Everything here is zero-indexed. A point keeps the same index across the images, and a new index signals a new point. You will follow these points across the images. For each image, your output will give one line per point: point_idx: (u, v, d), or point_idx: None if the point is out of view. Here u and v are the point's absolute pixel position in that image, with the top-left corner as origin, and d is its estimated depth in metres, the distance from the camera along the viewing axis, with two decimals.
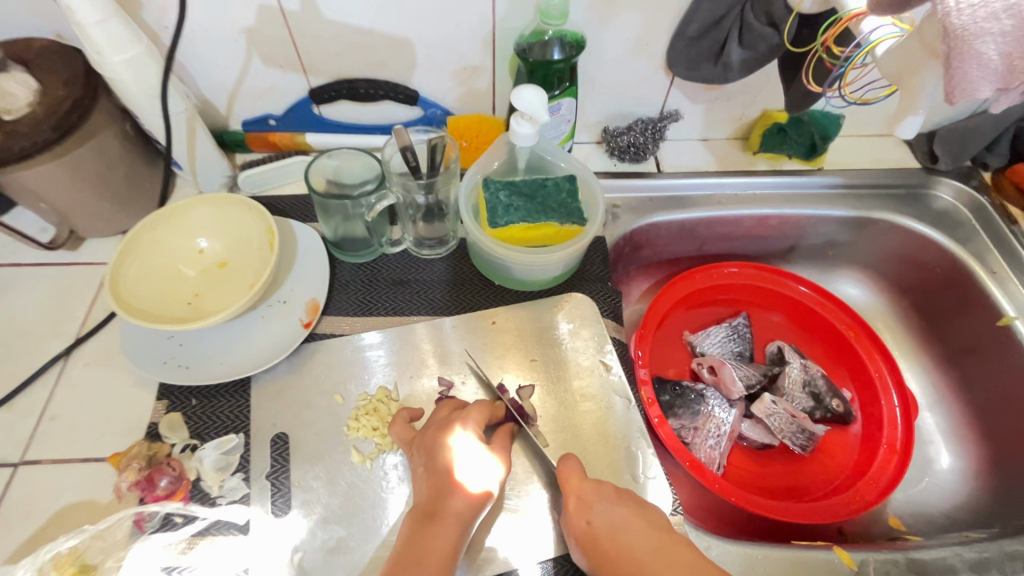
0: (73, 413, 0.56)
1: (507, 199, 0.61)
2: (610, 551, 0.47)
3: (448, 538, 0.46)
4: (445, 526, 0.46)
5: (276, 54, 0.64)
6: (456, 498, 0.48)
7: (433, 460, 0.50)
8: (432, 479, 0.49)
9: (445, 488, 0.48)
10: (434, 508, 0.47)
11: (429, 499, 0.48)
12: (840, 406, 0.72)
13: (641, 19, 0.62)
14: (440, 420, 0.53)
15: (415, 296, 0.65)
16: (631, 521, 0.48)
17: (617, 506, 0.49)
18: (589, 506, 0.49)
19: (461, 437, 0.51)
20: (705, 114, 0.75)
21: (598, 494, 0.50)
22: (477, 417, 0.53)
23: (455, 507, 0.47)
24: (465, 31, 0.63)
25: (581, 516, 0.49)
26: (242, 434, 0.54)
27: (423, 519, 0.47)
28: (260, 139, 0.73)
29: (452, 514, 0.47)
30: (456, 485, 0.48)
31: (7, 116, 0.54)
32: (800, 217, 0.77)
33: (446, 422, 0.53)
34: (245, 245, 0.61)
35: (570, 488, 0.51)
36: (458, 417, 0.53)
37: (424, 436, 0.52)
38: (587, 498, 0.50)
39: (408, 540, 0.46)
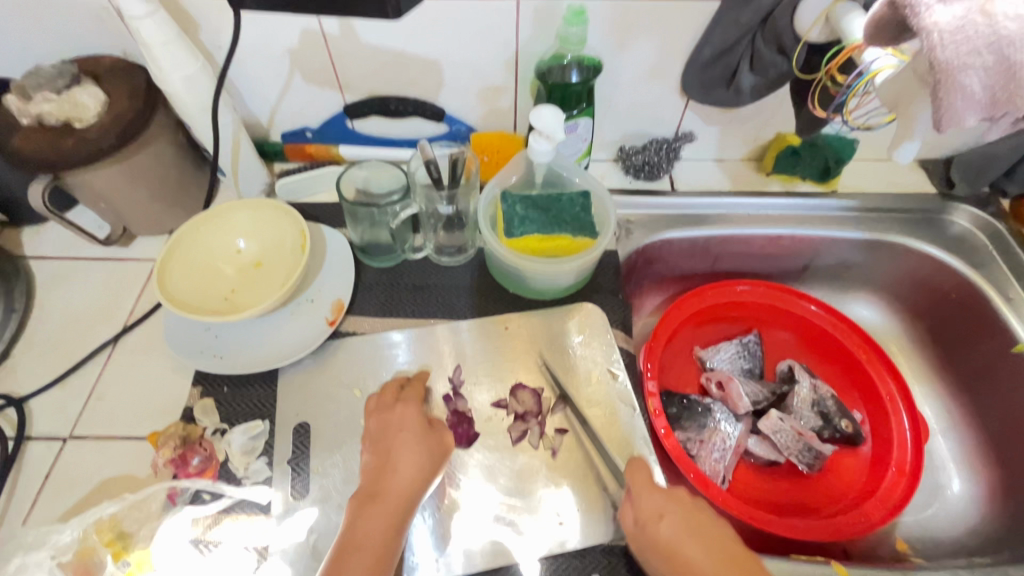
0: (118, 395, 0.61)
1: (523, 211, 0.64)
2: (674, 548, 0.48)
3: (391, 515, 0.49)
4: (386, 505, 0.49)
5: (316, 73, 0.70)
6: (393, 479, 0.51)
7: (381, 444, 0.53)
8: (374, 465, 0.52)
9: (383, 470, 0.51)
10: (373, 490, 0.50)
11: (371, 481, 0.51)
12: (849, 427, 0.73)
13: (657, 45, 0.66)
14: (381, 404, 0.57)
15: (434, 300, 0.69)
16: (701, 524, 0.49)
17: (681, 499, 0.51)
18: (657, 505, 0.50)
19: (404, 417, 0.55)
20: (720, 135, 0.78)
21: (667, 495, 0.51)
22: (415, 398, 0.57)
23: (395, 488, 0.50)
24: (490, 54, 0.67)
25: (648, 510, 0.50)
26: (268, 421, 0.58)
27: (365, 499, 0.50)
28: (296, 150, 0.78)
29: (393, 497, 0.50)
30: (399, 462, 0.52)
31: (78, 124, 0.60)
32: (812, 238, 0.79)
33: (386, 405, 0.56)
34: (278, 247, 0.66)
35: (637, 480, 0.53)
36: (396, 400, 0.57)
37: (370, 421, 0.56)
38: (655, 496, 0.51)
39: (352, 518, 0.49)
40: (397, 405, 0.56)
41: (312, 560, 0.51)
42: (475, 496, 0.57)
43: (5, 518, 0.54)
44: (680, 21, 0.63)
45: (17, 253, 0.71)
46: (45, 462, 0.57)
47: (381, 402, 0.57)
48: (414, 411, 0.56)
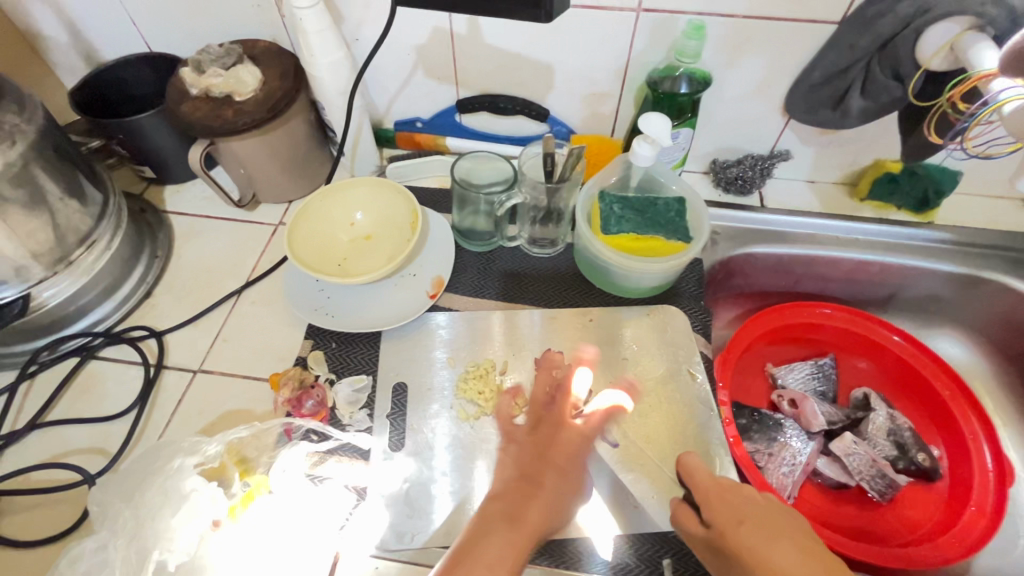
0: (241, 339, 0.68)
1: (620, 210, 0.68)
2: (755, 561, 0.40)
3: (523, 546, 0.44)
4: (520, 533, 0.45)
5: (437, 68, 0.76)
6: (535, 504, 0.47)
7: (537, 469, 0.50)
8: (513, 481, 0.49)
9: (526, 489, 0.48)
10: (516, 513, 0.46)
11: (508, 497, 0.48)
12: (927, 461, 0.72)
13: (766, 64, 0.68)
14: (545, 417, 0.55)
15: (524, 288, 0.73)
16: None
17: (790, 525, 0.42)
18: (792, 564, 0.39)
19: (566, 443, 0.52)
20: (815, 157, 0.79)
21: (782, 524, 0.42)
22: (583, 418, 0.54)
23: (534, 515, 0.46)
24: (600, 62, 0.71)
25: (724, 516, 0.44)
26: (371, 376, 0.64)
27: (499, 517, 0.46)
28: (407, 138, 0.84)
29: (530, 524, 0.45)
30: (544, 489, 0.48)
31: (238, 97, 0.68)
32: (903, 267, 0.78)
33: (555, 424, 0.53)
34: (389, 223, 0.72)
35: (707, 483, 0.47)
36: (548, 414, 0.55)
37: (536, 438, 0.53)
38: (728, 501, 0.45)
39: (477, 530, 0.45)
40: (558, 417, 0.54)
41: (405, 506, 0.56)
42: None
43: (142, 433, 0.61)
44: (792, 42, 0.65)
45: (160, 207, 0.81)
46: (178, 391, 0.64)
47: (550, 422, 0.54)
48: (576, 438, 0.52)
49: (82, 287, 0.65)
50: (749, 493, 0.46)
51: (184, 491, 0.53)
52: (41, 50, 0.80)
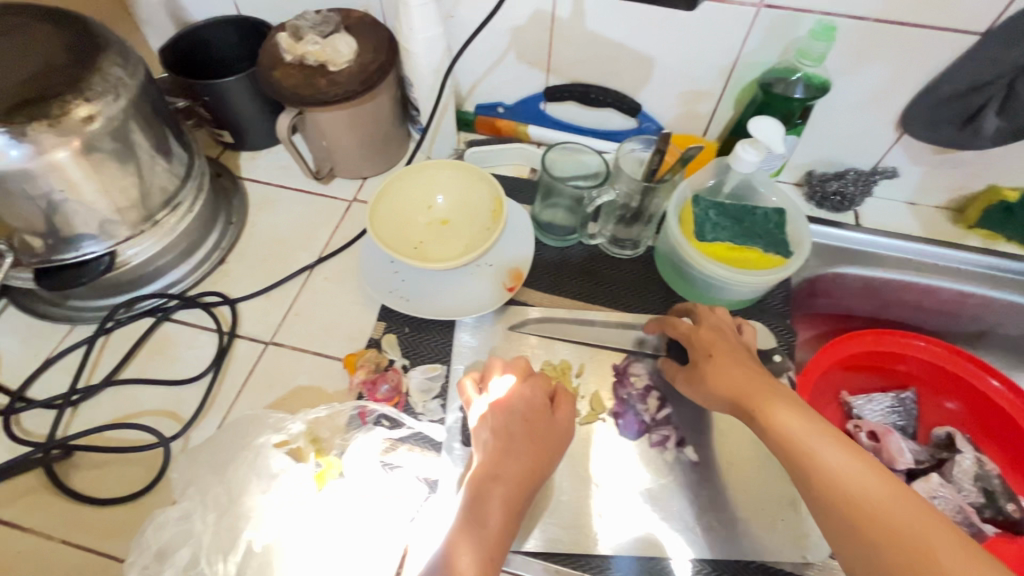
0: (313, 313, 0.67)
1: (715, 217, 0.64)
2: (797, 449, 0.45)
3: (510, 500, 0.49)
4: (506, 491, 0.50)
5: (530, 53, 0.73)
6: (514, 465, 0.51)
7: (506, 426, 0.53)
8: (492, 444, 0.52)
9: (501, 454, 0.51)
10: (500, 473, 0.50)
11: (488, 462, 0.51)
12: (1015, 512, 0.67)
13: (891, 74, 0.63)
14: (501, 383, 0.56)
15: (603, 289, 0.70)
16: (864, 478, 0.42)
17: (733, 348, 0.55)
18: (721, 369, 0.53)
19: (529, 404, 0.55)
20: (923, 178, 0.74)
21: (730, 351, 0.54)
22: (541, 384, 0.57)
23: (516, 474, 0.51)
24: (708, 59, 0.68)
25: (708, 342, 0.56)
26: (445, 366, 0.62)
27: (486, 479, 0.50)
28: (487, 122, 0.81)
29: (516, 484, 0.50)
30: (517, 451, 0.52)
31: (333, 68, 0.67)
32: (1006, 303, 0.73)
33: (514, 388, 0.56)
34: (469, 209, 0.70)
35: (685, 328, 0.59)
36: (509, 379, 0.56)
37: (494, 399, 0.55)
38: (715, 340, 0.56)
39: (473, 498, 0.49)
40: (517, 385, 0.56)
41: None
42: (603, 470, 0.59)
43: (213, 401, 0.61)
44: (925, 52, 0.60)
45: (235, 173, 0.80)
46: (249, 361, 0.63)
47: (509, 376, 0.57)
48: (540, 399, 0.56)
49: (163, 247, 0.65)
50: (709, 324, 0.58)
51: (273, 471, 0.52)
52: (132, 6, 0.80)
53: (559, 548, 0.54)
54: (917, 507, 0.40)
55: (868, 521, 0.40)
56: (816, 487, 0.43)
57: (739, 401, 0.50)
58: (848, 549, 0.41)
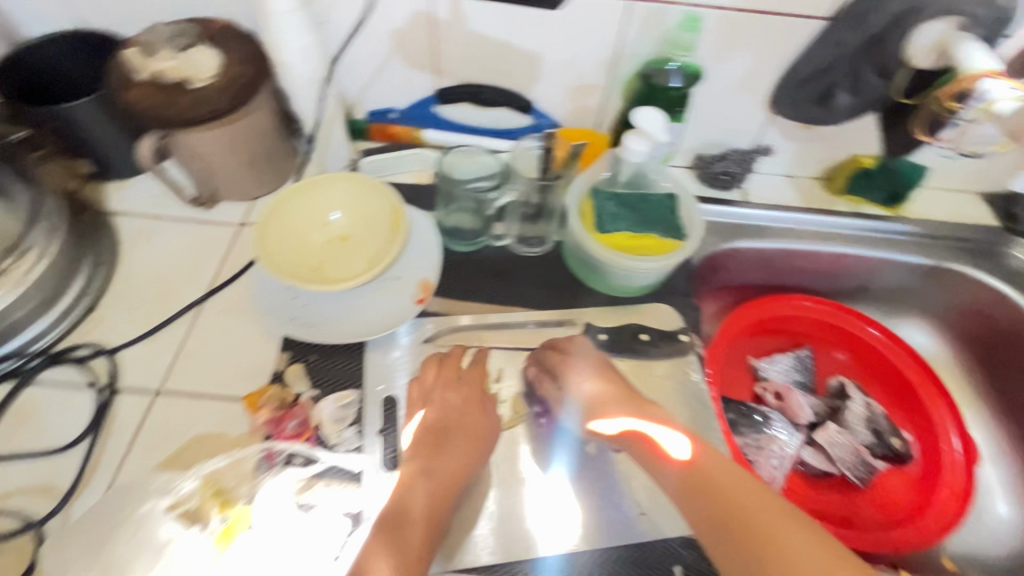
0: (208, 353, 0.61)
1: (614, 208, 0.66)
2: (702, 474, 0.49)
3: (439, 495, 0.52)
4: (437, 483, 0.53)
5: (415, 55, 0.71)
6: (446, 459, 0.54)
7: (440, 423, 0.57)
8: (426, 440, 0.56)
9: (434, 449, 0.55)
10: (433, 466, 0.54)
11: (419, 459, 0.54)
12: (901, 445, 0.76)
13: (756, 59, 0.67)
14: (435, 381, 0.60)
15: (514, 290, 0.70)
16: (756, 492, 0.47)
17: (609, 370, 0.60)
18: (576, 372, 0.60)
19: (463, 403, 0.59)
20: (797, 152, 0.79)
21: (588, 360, 0.61)
22: (477, 379, 0.62)
23: (448, 467, 0.54)
24: (590, 53, 0.69)
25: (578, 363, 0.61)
26: (359, 391, 0.59)
27: (417, 473, 0.53)
28: (379, 129, 0.79)
29: (447, 477, 0.53)
30: (449, 447, 0.55)
31: (193, 84, 0.61)
32: (875, 260, 0.81)
33: (449, 384, 0.60)
34: (367, 223, 0.67)
35: (553, 348, 0.63)
36: (446, 378, 0.60)
37: (428, 398, 0.59)
38: (585, 351, 0.62)
39: (402, 493, 0.52)
40: (455, 383, 0.60)
41: None
42: (532, 469, 0.59)
43: (99, 465, 0.55)
44: (782, 38, 0.65)
45: (102, 207, 0.72)
46: (136, 415, 0.57)
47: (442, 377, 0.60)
48: (475, 395, 0.61)
49: (15, 301, 0.57)
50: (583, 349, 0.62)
51: (160, 540, 0.50)
52: None
53: (494, 561, 0.53)
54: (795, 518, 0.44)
55: (741, 524, 0.45)
56: (696, 488, 0.49)
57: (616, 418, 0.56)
58: (728, 559, 0.45)
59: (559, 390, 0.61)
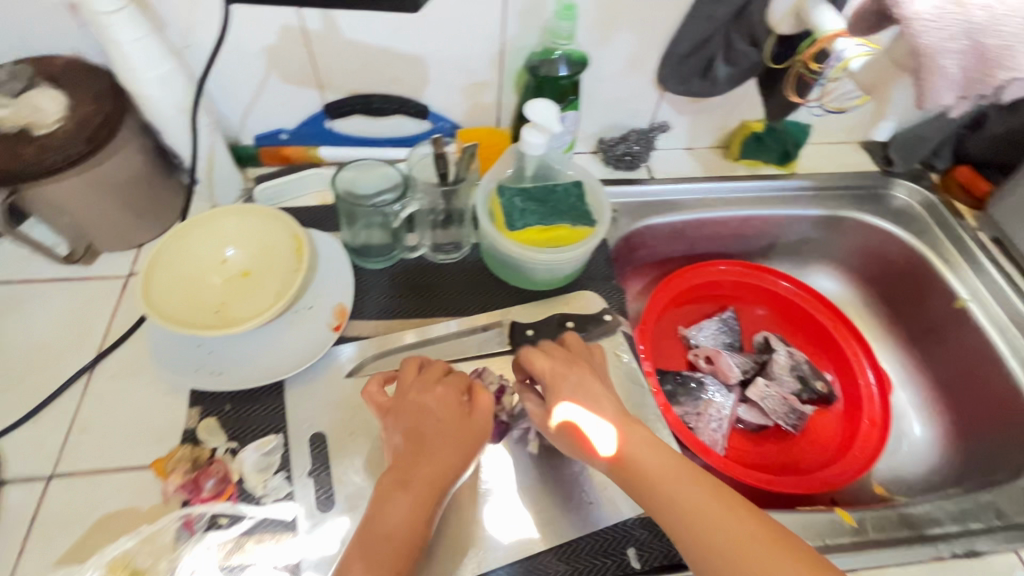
0: (104, 423, 0.56)
1: (521, 204, 0.65)
2: (632, 467, 0.48)
3: (420, 505, 0.46)
4: (416, 493, 0.47)
5: (294, 71, 0.68)
6: (427, 465, 0.48)
7: (418, 427, 0.50)
8: (404, 447, 0.50)
9: (413, 455, 0.49)
10: (410, 475, 0.48)
11: (397, 468, 0.48)
12: (823, 387, 0.79)
13: (636, 39, 0.69)
14: (416, 384, 0.53)
15: (435, 299, 0.68)
16: (681, 482, 0.46)
17: (584, 377, 0.54)
18: (558, 386, 0.54)
19: (445, 401, 0.52)
20: (690, 125, 0.82)
21: (572, 369, 0.55)
22: (459, 381, 0.54)
23: (429, 473, 0.48)
24: (475, 50, 0.68)
25: (555, 377, 0.55)
26: (281, 434, 0.56)
27: (393, 485, 0.47)
28: (273, 153, 0.75)
29: (430, 485, 0.48)
30: (431, 451, 0.49)
31: (40, 130, 0.55)
32: (777, 217, 0.85)
33: (426, 384, 0.53)
34: (269, 254, 0.63)
35: (530, 358, 0.57)
36: (428, 380, 0.54)
37: (402, 401, 0.52)
38: (563, 357, 0.57)
39: (375, 507, 0.46)
40: (436, 384, 0.53)
41: None
42: (492, 473, 0.58)
43: None
44: (656, 18, 0.66)
45: None
46: (27, 507, 0.51)
47: (417, 378, 0.54)
48: (455, 395, 0.53)
49: None
50: (561, 357, 0.57)
51: None
52: None
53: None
54: (722, 506, 0.44)
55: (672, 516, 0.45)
56: (627, 478, 0.48)
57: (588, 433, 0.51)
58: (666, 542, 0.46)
59: (544, 409, 0.55)
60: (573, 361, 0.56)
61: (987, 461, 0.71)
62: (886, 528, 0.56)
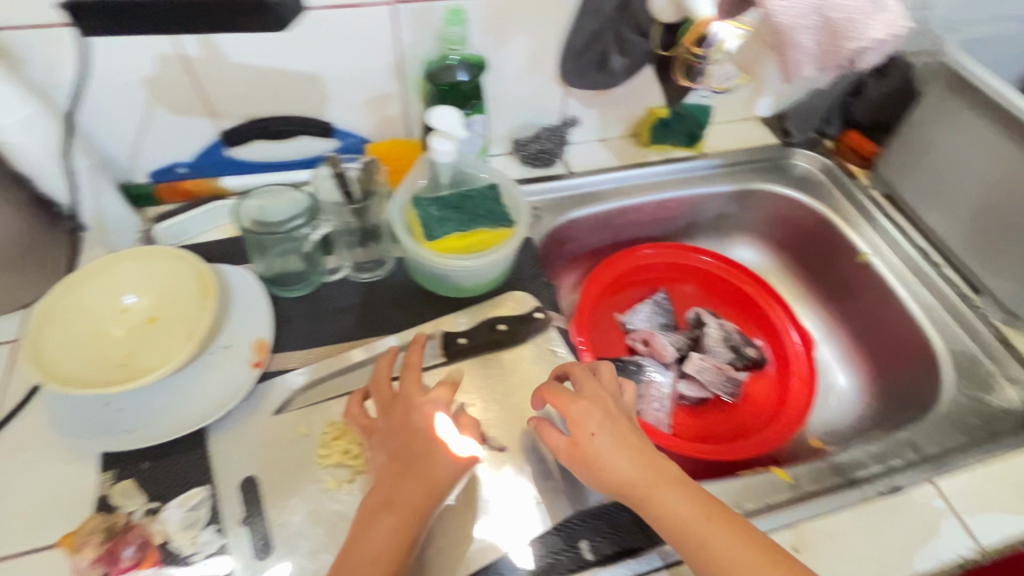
0: (3, 504, 0.51)
1: (438, 212, 0.64)
2: (633, 490, 0.49)
3: (402, 529, 0.46)
4: (397, 518, 0.47)
5: (181, 101, 0.64)
6: (408, 488, 0.48)
7: (405, 449, 0.50)
8: (389, 470, 0.49)
9: (394, 478, 0.48)
10: (392, 499, 0.47)
11: (382, 490, 0.48)
12: (754, 352, 0.83)
13: (532, 38, 0.70)
14: (401, 402, 0.52)
15: (362, 320, 0.66)
16: (680, 502, 0.48)
17: (613, 418, 0.52)
18: (585, 423, 0.51)
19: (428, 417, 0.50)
20: (599, 117, 0.84)
21: (600, 405, 0.53)
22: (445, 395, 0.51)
23: (409, 497, 0.47)
24: (371, 63, 0.66)
25: (579, 413, 0.52)
26: (207, 486, 0.52)
27: (377, 507, 0.47)
28: (171, 189, 0.71)
29: (409, 507, 0.47)
30: (413, 473, 0.48)
31: None
32: (693, 197, 0.89)
33: (410, 399, 0.52)
34: (175, 297, 0.59)
35: (555, 392, 0.54)
36: (413, 395, 0.52)
37: (391, 422, 0.52)
38: (588, 388, 0.55)
39: (359, 526, 0.47)
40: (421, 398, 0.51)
41: None
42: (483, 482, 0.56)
43: None
44: (546, 16, 0.68)
45: None
46: None
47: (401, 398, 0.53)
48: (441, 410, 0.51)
49: None
50: (590, 393, 0.54)
51: None
52: None
53: None
54: (721, 527, 0.47)
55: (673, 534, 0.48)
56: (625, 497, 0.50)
57: (613, 470, 0.50)
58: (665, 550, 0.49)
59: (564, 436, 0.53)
60: (601, 396, 0.54)
61: (903, 397, 0.75)
62: (819, 478, 0.59)
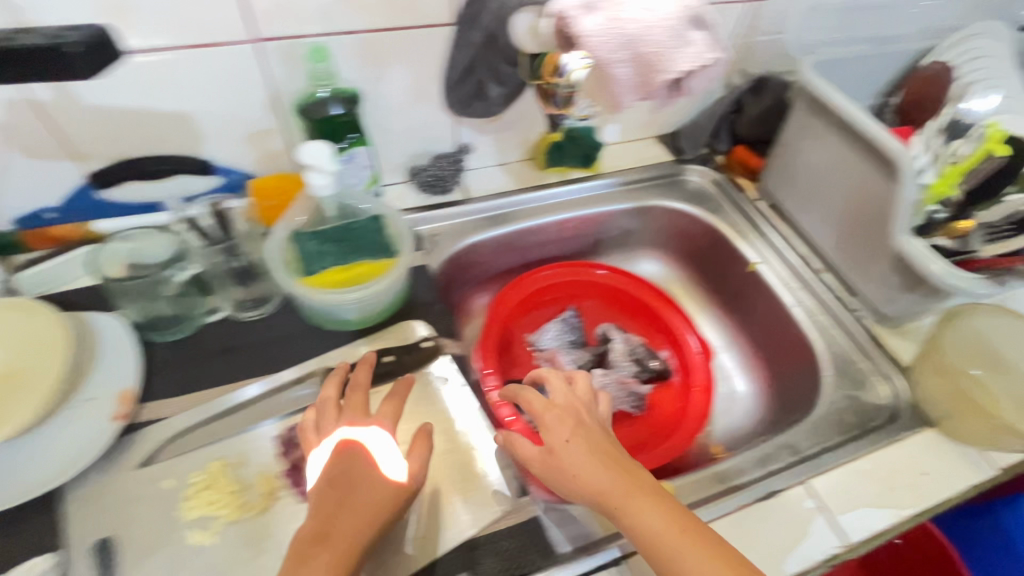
0: None
1: (317, 246, 0.63)
2: (609, 503, 0.48)
3: (338, 560, 0.46)
4: (333, 549, 0.46)
5: (38, 146, 0.62)
6: (345, 516, 0.48)
7: (345, 476, 0.50)
8: (332, 500, 0.49)
9: (331, 507, 0.48)
10: (329, 530, 0.47)
11: (317, 522, 0.48)
12: (658, 364, 0.85)
13: (410, 70, 0.70)
14: (345, 427, 0.54)
15: (242, 360, 0.64)
16: (650, 517, 0.47)
17: (587, 428, 0.53)
18: (559, 432, 0.53)
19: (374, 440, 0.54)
20: (495, 142, 0.85)
21: (578, 416, 0.54)
22: (390, 416, 0.57)
23: (343, 526, 0.47)
24: (244, 100, 0.66)
25: (553, 422, 0.54)
26: (57, 551, 0.50)
27: (311, 541, 0.46)
28: (39, 235, 0.68)
29: (345, 536, 0.47)
30: (352, 499, 0.49)
31: None
32: (594, 215, 0.91)
33: (356, 422, 0.55)
34: (29, 353, 0.55)
35: (534, 404, 0.56)
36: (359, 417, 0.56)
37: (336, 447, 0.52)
38: (562, 398, 0.57)
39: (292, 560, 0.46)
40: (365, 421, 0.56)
41: None
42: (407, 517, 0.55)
43: None
44: (421, 49, 0.69)
45: None
46: None
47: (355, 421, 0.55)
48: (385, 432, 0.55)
49: None
50: (563, 403, 0.56)
51: None
52: None
53: None
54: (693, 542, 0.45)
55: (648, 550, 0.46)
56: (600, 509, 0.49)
57: (581, 476, 0.50)
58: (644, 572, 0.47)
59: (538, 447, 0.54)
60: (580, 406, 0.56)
61: (794, 398, 0.78)
62: (700, 488, 0.61)
